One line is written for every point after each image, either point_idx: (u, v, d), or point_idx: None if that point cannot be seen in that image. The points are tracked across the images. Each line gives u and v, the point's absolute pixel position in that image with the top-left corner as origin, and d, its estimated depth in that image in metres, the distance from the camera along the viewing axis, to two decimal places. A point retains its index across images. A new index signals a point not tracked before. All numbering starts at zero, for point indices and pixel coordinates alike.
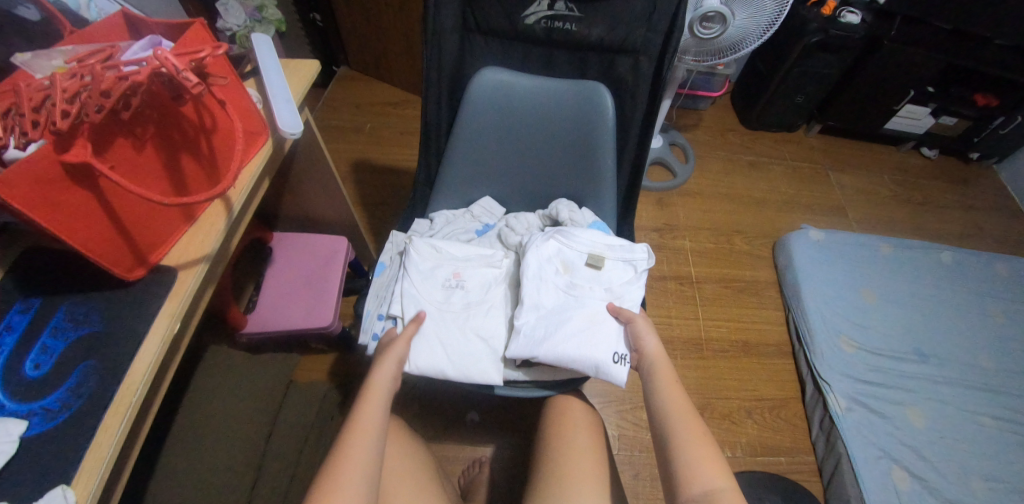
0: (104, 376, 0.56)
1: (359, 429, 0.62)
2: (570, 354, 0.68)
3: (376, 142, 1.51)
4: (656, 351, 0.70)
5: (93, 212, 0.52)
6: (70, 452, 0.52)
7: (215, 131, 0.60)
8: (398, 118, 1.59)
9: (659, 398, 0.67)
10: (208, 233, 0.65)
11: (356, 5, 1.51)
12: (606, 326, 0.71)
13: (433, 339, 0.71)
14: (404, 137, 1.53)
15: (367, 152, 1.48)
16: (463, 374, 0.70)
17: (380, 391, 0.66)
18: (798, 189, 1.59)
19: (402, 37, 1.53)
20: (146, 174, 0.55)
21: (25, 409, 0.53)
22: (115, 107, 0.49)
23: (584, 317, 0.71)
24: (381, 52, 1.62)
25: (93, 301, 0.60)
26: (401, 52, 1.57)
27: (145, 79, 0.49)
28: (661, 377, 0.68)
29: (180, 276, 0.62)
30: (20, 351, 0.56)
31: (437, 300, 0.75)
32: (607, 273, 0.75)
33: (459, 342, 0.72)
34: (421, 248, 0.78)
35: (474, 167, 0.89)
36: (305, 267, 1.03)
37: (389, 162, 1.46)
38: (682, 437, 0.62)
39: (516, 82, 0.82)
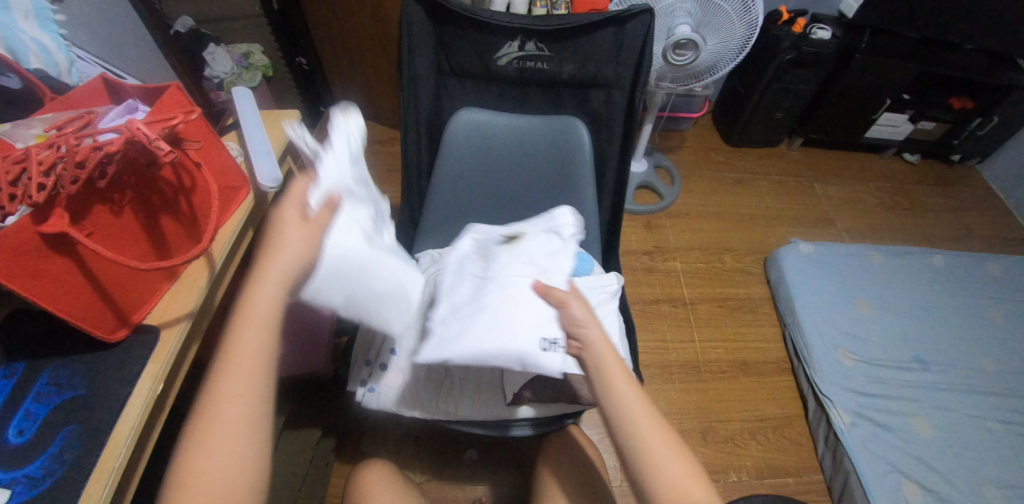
0: (87, 439, 0.55)
1: (233, 362, 0.43)
2: (487, 350, 0.58)
3: None
4: (597, 339, 0.53)
5: (73, 278, 0.52)
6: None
7: (194, 191, 0.60)
8: (385, 156, 1.61)
9: (618, 404, 0.50)
10: (191, 290, 0.65)
11: (339, 48, 1.55)
12: (529, 308, 0.60)
13: (344, 266, 0.50)
14: (392, 174, 1.55)
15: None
16: (358, 315, 0.54)
17: (263, 314, 0.44)
18: (785, 203, 1.61)
19: (386, 76, 1.56)
20: (125, 238, 0.55)
21: (8, 477, 0.52)
22: (91, 176, 0.50)
23: (503, 301, 0.61)
24: (366, 92, 1.65)
25: (76, 364, 0.60)
26: (386, 91, 1.60)
27: (120, 148, 0.50)
28: (609, 374, 0.51)
29: (163, 335, 0.62)
30: (5, 417, 0.55)
31: (354, 214, 0.53)
32: (529, 247, 0.67)
33: (373, 279, 0.55)
34: (346, 129, 0.54)
35: (457, 206, 0.90)
36: None
37: None
38: (653, 456, 0.48)
39: (493, 121, 0.84)
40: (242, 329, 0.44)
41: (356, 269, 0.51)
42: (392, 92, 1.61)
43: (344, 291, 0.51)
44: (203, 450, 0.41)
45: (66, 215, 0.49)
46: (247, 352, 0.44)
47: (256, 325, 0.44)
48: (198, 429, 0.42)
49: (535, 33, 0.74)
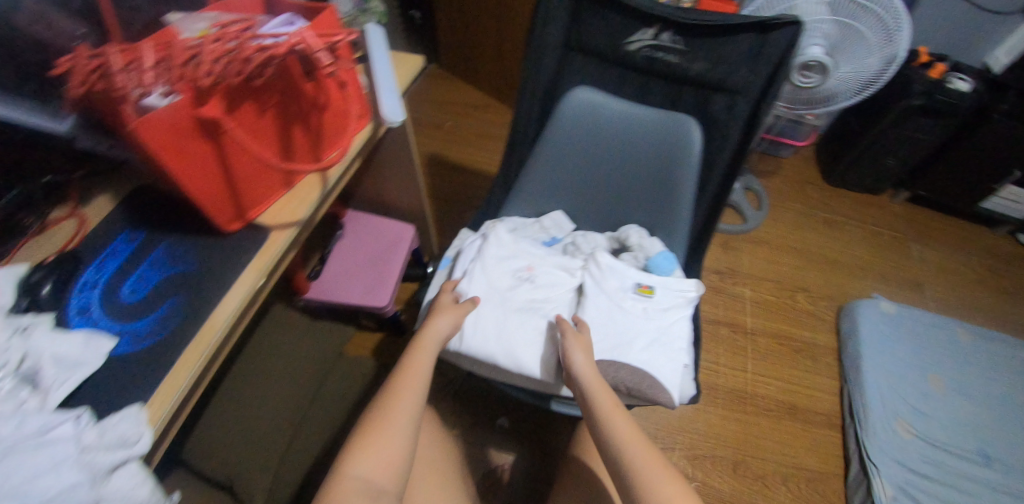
0: (191, 313, 0.60)
1: (409, 370, 0.66)
2: (494, 351, 0.71)
3: (453, 140, 1.56)
4: (583, 371, 0.66)
5: (210, 163, 0.56)
6: (150, 378, 0.55)
7: (325, 109, 0.64)
8: (478, 120, 1.63)
9: (608, 431, 0.63)
10: (302, 201, 0.68)
11: (457, 8, 1.58)
12: (535, 325, 0.73)
13: (489, 328, 0.72)
14: (482, 139, 1.56)
15: (445, 148, 1.53)
16: (510, 361, 0.70)
17: (431, 343, 0.69)
18: (875, 257, 1.51)
19: (495, 43, 1.58)
20: (261, 137, 0.59)
21: (118, 329, 0.58)
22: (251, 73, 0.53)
23: (518, 312, 0.74)
24: (472, 56, 1.68)
25: (189, 243, 0.65)
26: (491, 58, 1.62)
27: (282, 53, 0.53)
28: (604, 406, 0.64)
29: (271, 236, 0.66)
30: (120, 278, 0.62)
31: (505, 283, 0.76)
32: (542, 275, 0.78)
33: (516, 337, 0.72)
34: (502, 235, 0.81)
35: (549, 182, 0.91)
36: (371, 248, 1.06)
37: (462, 160, 1.50)
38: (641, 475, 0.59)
39: (607, 104, 0.83)
40: (409, 364, 0.67)
41: (499, 333, 0.72)
42: (498, 60, 1.63)
43: (493, 343, 0.71)
44: (377, 443, 0.60)
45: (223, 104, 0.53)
46: (409, 381, 0.65)
47: (425, 347, 0.68)
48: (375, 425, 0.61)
49: (673, 24, 0.73)
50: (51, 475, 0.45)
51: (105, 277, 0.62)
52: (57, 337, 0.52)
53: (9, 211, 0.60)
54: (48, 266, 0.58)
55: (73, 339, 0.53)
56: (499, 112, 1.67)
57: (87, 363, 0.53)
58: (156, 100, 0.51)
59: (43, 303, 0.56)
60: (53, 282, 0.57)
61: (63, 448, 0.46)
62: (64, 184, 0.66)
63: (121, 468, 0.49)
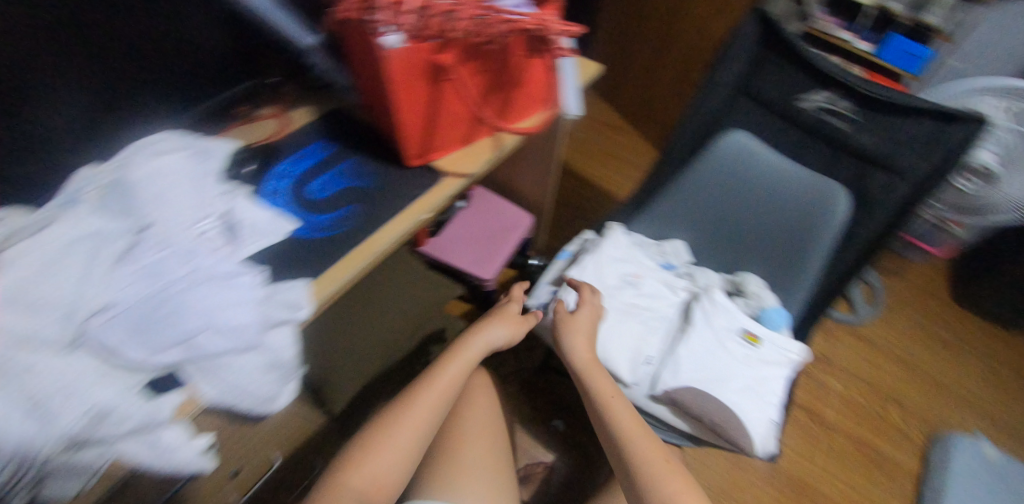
0: (361, 223, 0.62)
1: (439, 384, 0.71)
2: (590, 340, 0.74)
3: (583, 153, 1.62)
4: (578, 355, 0.72)
5: (424, 102, 0.60)
6: (316, 265, 0.59)
7: (520, 86, 0.67)
8: (611, 140, 1.67)
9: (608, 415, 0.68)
10: (478, 156, 0.69)
11: (619, 34, 1.64)
12: (629, 329, 0.77)
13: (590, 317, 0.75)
14: (612, 159, 1.61)
15: (574, 159, 1.60)
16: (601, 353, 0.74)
17: (466, 359, 0.74)
18: (994, 397, 1.36)
19: (645, 73, 1.62)
20: (471, 93, 0.63)
21: (299, 217, 0.62)
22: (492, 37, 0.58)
23: (619, 312, 0.77)
24: (619, 79, 1.73)
25: (373, 164, 0.68)
26: (637, 86, 1.67)
27: (525, 27, 0.58)
28: (602, 396, 0.69)
29: (445, 180, 0.67)
30: (307, 176, 0.66)
31: (612, 281, 0.80)
32: (648, 285, 0.81)
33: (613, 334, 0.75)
34: (619, 238, 0.84)
35: (685, 210, 0.91)
36: (492, 225, 1.07)
37: (587, 174, 1.55)
38: (637, 461, 0.64)
39: (762, 152, 0.85)
40: (438, 374, 0.72)
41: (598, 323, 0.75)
42: (642, 90, 1.67)
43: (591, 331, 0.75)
44: (389, 443, 0.64)
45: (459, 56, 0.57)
46: (433, 394, 0.69)
47: (460, 361, 0.74)
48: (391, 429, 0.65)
49: (855, 93, 0.76)
50: (226, 311, 0.51)
51: (296, 173, 0.67)
52: (251, 207, 0.59)
53: (234, 99, 0.70)
54: (254, 150, 0.67)
55: (262, 213, 0.59)
56: (633, 136, 1.69)
57: (271, 235, 0.59)
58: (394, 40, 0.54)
59: (243, 176, 0.65)
60: (256, 163, 0.67)
61: (237, 290, 0.53)
62: (283, 89, 0.75)
63: (278, 327, 0.55)
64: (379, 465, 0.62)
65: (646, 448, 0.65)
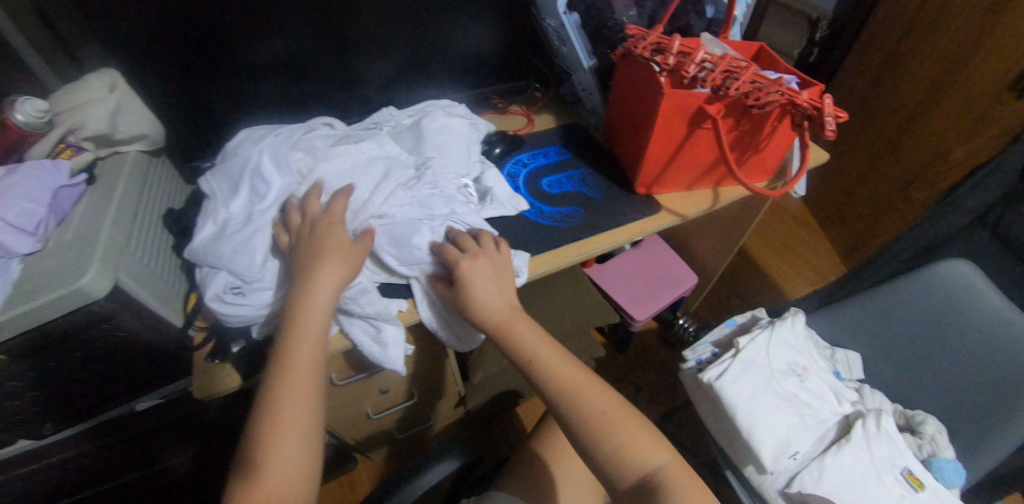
0: (576, 224, 0.69)
1: (295, 357, 0.50)
2: (739, 408, 0.74)
3: (765, 243, 1.61)
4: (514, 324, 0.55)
5: (673, 141, 0.67)
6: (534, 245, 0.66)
7: (759, 152, 0.70)
8: (801, 240, 1.64)
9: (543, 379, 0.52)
10: (696, 204, 0.73)
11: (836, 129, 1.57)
12: (785, 416, 0.74)
13: (746, 388, 0.75)
14: (791, 258, 1.57)
15: (758, 249, 1.59)
16: (746, 425, 0.73)
17: (318, 308, 0.52)
18: None
19: (852, 176, 1.53)
20: (716, 146, 0.68)
21: (531, 202, 0.71)
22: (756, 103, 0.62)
23: (778, 396, 0.75)
24: (819, 176, 1.65)
25: (597, 178, 0.75)
26: (838, 188, 1.58)
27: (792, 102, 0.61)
28: (553, 374, 0.52)
29: (659, 215, 0.72)
30: (541, 171, 0.76)
31: (778, 364, 0.78)
32: (813, 383, 0.78)
33: (764, 414, 0.73)
34: (798, 325, 0.82)
35: (876, 325, 0.86)
36: (658, 271, 1.10)
37: (764, 264, 1.54)
38: (616, 446, 0.48)
39: (987, 292, 0.75)
40: (288, 348, 0.50)
41: (750, 396, 0.74)
42: (843, 192, 1.56)
43: (744, 401, 0.74)
44: (283, 429, 0.46)
45: (721, 111, 0.63)
46: (297, 375, 0.49)
47: (314, 315, 0.52)
48: (272, 409, 0.47)
49: None
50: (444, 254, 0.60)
51: (536, 166, 0.76)
52: (502, 181, 0.69)
53: (499, 91, 0.88)
54: (505, 136, 0.77)
55: (505, 188, 0.69)
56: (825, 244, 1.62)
57: (506, 208, 0.68)
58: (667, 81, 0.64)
59: (491, 156, 0.74)
60: (502, 146, 0.75)
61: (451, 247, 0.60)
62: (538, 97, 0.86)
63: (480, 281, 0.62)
64: (285, 452, 0.45)
65: (622, 433, 0.49)
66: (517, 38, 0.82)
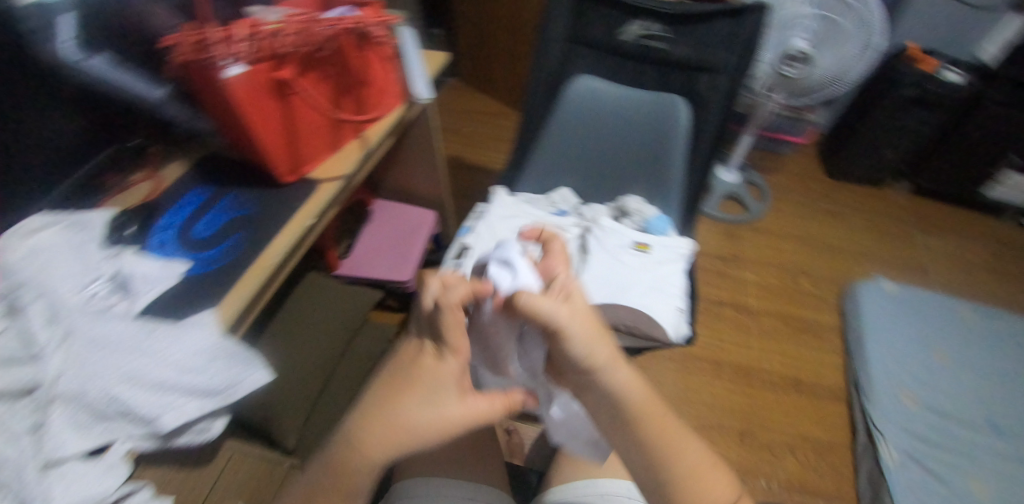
0: (251, 244, 0.70)
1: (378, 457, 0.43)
2: None
3: (469, 142, 1.62)
4: (634, 390, 0.45)
5: (277, 120, 0.69)
6: (218, 290, 0.65)
7: (368, 84, 0.79)
8: (491, 125, 1.68)
9: (653, 458, 0.44)
10: (344, 160, 0.81)
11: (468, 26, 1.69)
12: None
13: None
14: (496, 142, 1.62)
15: (462, 150, 1.59)
16: None
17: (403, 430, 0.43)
18: (880, 243, 1.58)
19: (501, 58, 1.68)
20: (318, 98, 0.73)
21: (193, 256, 0.69)
22: (314, 48, 0.68)
23: None
24: (479, 70, 1.77)
25: (249, 193, 0.77)
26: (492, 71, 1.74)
27: (340, 30, 0.68)
28: (643, 440, 0.44)
29: (320, 187, 0.78)
30: (194, 218, 0.73)
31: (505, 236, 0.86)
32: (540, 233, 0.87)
33: None
34: (503, 198, 0.90)
35: (557, 157, 0.99)
36: (396, 230, 1.20)
37: (478, 161, 1.56)
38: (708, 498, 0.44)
39: (604, 90, 0.94)
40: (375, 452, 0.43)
41: None
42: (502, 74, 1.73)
43: None
44: None
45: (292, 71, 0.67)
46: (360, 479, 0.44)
47: (396, 445, 0.43)
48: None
49: (662, 15, 0.88)
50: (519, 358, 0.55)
51: (180, 220, 0.72)
52: (139, 260, 0.63)
53: (99, 168, 0.71)
54: (131, 213, 0.69)
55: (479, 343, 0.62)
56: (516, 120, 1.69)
57: (164, 281, 0.64)
58: (245, 70, 0.62)
59: (126, 238, 0.67)
60: (137, 222, 0.69)
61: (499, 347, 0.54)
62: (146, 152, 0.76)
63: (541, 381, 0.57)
64: None
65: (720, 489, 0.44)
66: (79, 104, 0.65)
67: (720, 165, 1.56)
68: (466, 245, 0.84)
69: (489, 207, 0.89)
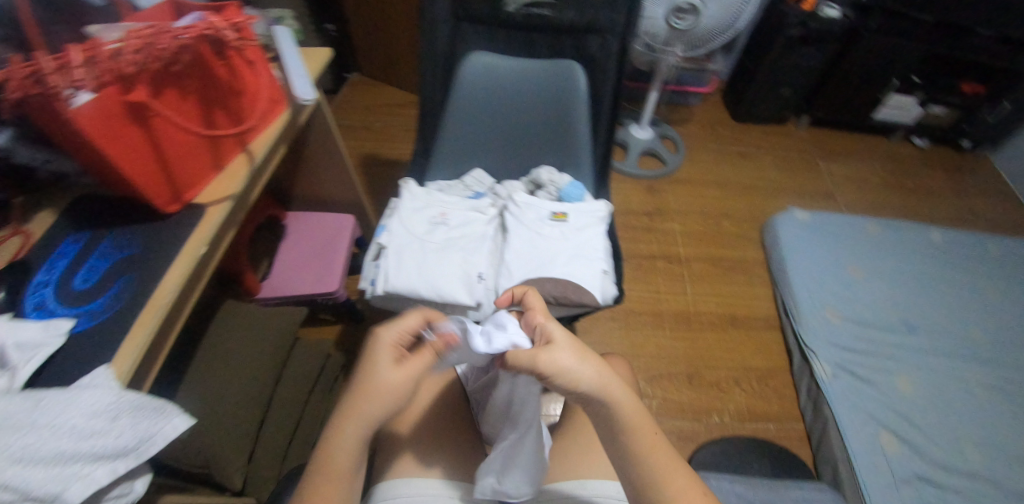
0: (140, 286, 0.63)
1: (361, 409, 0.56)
2: (418, 285, 0.77)
3: (384, 138, 1.57)
4: (622, 406, 0.55)
5: (141, 146, 0.63)
6: (110, 341, 0.58)
7: (243, 93, 0.73)
8: (404, 117, 1.65)
9: (639, 465, 0.54)
10: (233, 178, 0.75)
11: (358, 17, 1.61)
12: (453, 258, 0.80)
13: (411, 269, 0.78)
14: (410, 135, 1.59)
15: (377, 147, 1.54)
16: (435, 291, 0.77)
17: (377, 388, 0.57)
18: (788, 176, 1.68)
19: (399, 47, 1.62)
20: (185, 116, 0.67)
21: (76, 311, 0.61)
22: (168, 62, 0.61)
23: (440, 246, 0.82)
24: (381, 62, 1.71)
25: (136, 232, 0.68)
26: (393, 62, 1.68)
27: (192, 39, 0.62)
28: (630, 447, 0.54)
29: (209, 211, 0.71)
30: (73, 269, 0.64)
31: (422, 229, 0.83)
32: (458, 219, 0.85)
33: (439, 271, 0.79)
34: (414, 190, 0.88)
35: (464, 140, 0.97)
36: (316, 241, 1.14)
37: (395, 156, 1.52)
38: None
39: (500, 64, 0.91)
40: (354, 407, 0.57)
41: (417, 274, 0.78)
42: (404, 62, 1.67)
43: (416, 278, 0.78)
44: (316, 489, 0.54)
45: (147, 90, 0.60)
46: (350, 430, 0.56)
47: (368, 397, 0.57)
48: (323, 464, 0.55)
49: None
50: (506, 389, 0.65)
51: (56, 272, 0.64)
52: (10, 325, 0.54)
53: None
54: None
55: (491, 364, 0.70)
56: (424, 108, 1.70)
57: (47, 343, 0.56)
58: (90, 97, 0.55)
59: None
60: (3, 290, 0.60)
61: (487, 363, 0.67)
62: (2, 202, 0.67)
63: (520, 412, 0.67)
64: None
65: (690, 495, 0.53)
66: None
67: (631, 124, 1.61)
68: (382, 247, 0.81)
69: (401, 201, 0.86)
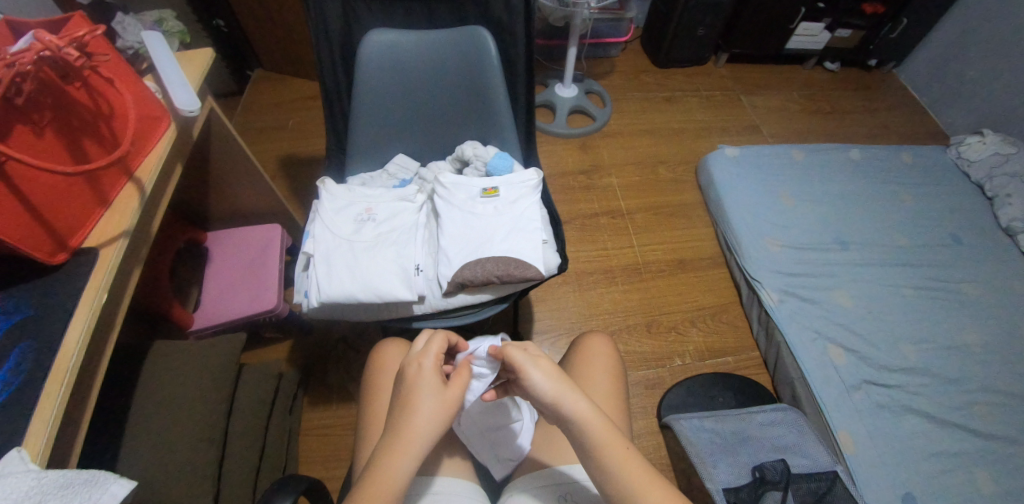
0: (39, 350, 0.55)
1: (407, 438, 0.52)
2: (354, 289, 0.73)
3: (301, 135, 1.48)
4: (592, 421, 0.54)
5: (3, 198, 0.53)
6: (14, 421, 0.51)
7: (114, 117, 0.63)
8: (319, 109, 1.56)
9: (604, 470, 0.53)
10: (124, 213, 0.65)
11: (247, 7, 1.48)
12: (386, 254, 0.77)
13: (343, 273, 0.74)
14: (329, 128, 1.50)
15: (294, 146, 1.45)
16: (372, 292, 0.73)
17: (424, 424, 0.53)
18: (713, 116, 1.71)
19: (297, 35, 1.50)
20: (49, 154, 0.57)
21: None
22: (6, 93, 0.51)
23: (369, 244, 0.77)
24: (285, 55, 1.59)
25: (21, 290, 0.59)
26: (294, 52, 1.57)
27: (32, 62, 0.52)
28: (603, 463, 0.53)
29: (102, 254, 0.62)
30: None
31: (348, 229, 0.79)
32: (383, 212, 0.81)
33: (372, 271, 0.75)
34: (333, 188, 0.82)
35: (381, 126, 0.92)
36: (243, 257, 1.07)
37: (316, 152, 1.43)
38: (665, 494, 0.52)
39: (402, 40, 0.84)
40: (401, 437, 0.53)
41: (349, 277, 0.74)
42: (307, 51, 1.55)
43: (349, 282, 0.74)
44: None
45: None
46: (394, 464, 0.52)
47: (417, 431, 0.53)
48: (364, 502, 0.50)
49: None
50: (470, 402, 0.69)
51: None
52: None
53: None
54: None
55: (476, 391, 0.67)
56: None
57: None
58: None
59: None
60: None
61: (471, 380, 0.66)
62: None
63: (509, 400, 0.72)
64: None
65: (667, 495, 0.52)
66: None
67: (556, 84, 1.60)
68: (308, 254, 0.76)
69: (321, 203, 0.81)
